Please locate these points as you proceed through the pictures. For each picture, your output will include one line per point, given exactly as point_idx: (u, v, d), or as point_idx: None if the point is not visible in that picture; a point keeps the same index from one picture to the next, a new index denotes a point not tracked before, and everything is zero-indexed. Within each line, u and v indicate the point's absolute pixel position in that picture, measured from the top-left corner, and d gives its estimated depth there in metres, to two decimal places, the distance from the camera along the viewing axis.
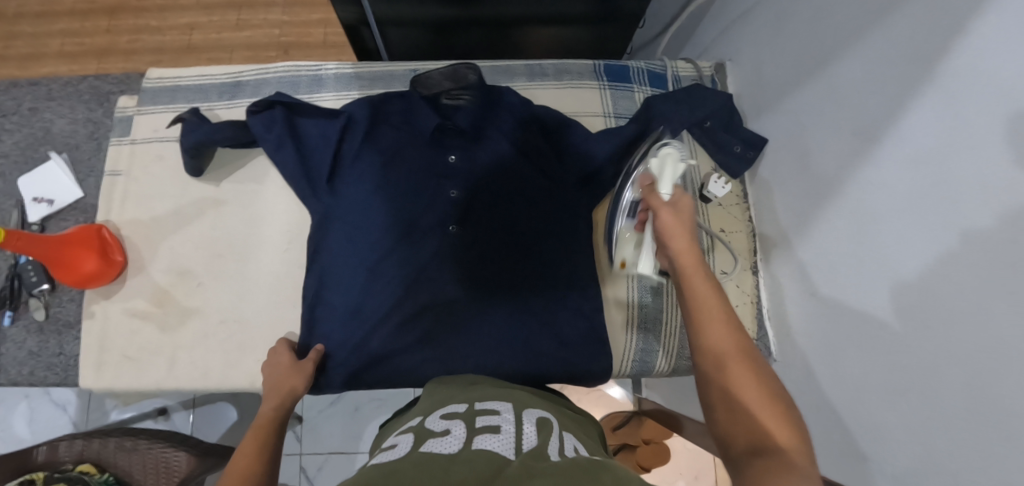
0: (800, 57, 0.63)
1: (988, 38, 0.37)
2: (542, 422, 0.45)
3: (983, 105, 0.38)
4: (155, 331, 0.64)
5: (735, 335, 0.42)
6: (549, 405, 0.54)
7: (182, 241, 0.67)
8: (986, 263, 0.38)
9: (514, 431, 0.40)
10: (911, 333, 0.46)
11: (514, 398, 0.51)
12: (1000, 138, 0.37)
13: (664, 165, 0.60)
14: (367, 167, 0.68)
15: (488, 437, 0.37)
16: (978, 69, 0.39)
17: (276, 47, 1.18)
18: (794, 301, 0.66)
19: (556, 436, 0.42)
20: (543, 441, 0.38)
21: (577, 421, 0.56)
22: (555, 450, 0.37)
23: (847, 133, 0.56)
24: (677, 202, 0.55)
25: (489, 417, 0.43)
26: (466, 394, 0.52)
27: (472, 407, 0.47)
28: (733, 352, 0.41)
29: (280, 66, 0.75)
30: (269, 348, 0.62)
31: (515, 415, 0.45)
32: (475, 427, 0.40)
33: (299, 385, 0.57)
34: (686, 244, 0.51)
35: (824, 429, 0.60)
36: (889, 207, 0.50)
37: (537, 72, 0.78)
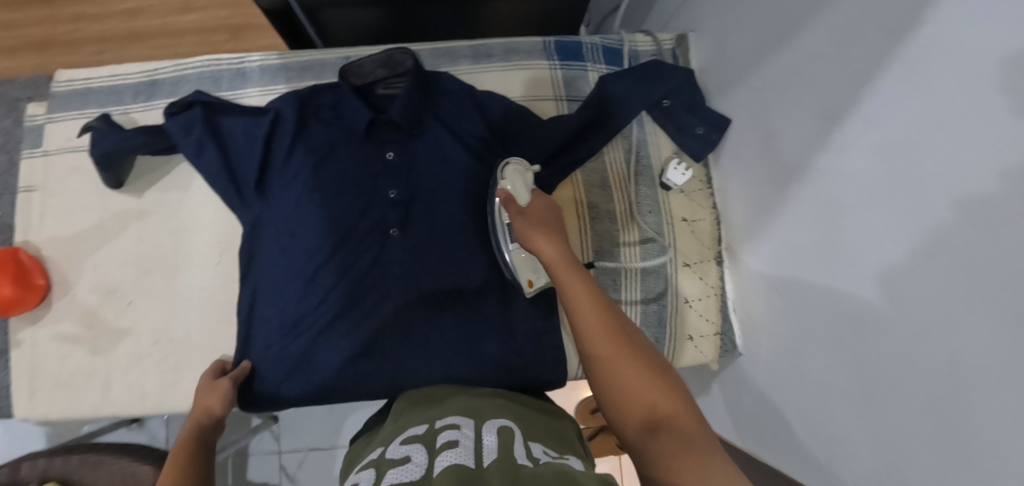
0: (761, 29, 0.57)
1: (967, 12, 0.32)
2: (506, 429, 0.41)
3: (963, 88, 0.33)
4: (86, 355, 0.61)
5: (612, 329, 0.43)
6: (517, 415, 0.49)
7: (107, 258, 0.63)
8: (957, 270, 0.35)
9: (474, 444, 0.36)
10: (876, 337, 0.44)
11: (478, 410, 0.47)
12: (979, 126, 0.32)
13: (515, 178, 0.57)
14: (298, 170, 0.64)
15: (449, 455, 0.34)
16: (952, 47, 0.34)
17: (225, 29, 1.02)
18: (759, 294, 0.63)
19: (521, 445, 0.38)
20: (506, 449, 0.35)
21: (546, 423, 0.51)
22: (518, 458, 0.34)
23: (811, 116, 0.50)
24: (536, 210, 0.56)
25: (450, 433, 0.40)
26: (426, 414, 0.48)
27: (432, 428, 0.43)
28: (611, 346, 0.42)
29: (198, 60, 0.68)
30: (204, 371, 0.60)
31: (477, 428, 0.41)
32: (436, 448, 0.37)
33: (216, 405, 0.55)
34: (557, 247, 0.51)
35: (788, 428, 0.58)
36: (855, 199, 0.45)
37: (481, 54, 0.72)
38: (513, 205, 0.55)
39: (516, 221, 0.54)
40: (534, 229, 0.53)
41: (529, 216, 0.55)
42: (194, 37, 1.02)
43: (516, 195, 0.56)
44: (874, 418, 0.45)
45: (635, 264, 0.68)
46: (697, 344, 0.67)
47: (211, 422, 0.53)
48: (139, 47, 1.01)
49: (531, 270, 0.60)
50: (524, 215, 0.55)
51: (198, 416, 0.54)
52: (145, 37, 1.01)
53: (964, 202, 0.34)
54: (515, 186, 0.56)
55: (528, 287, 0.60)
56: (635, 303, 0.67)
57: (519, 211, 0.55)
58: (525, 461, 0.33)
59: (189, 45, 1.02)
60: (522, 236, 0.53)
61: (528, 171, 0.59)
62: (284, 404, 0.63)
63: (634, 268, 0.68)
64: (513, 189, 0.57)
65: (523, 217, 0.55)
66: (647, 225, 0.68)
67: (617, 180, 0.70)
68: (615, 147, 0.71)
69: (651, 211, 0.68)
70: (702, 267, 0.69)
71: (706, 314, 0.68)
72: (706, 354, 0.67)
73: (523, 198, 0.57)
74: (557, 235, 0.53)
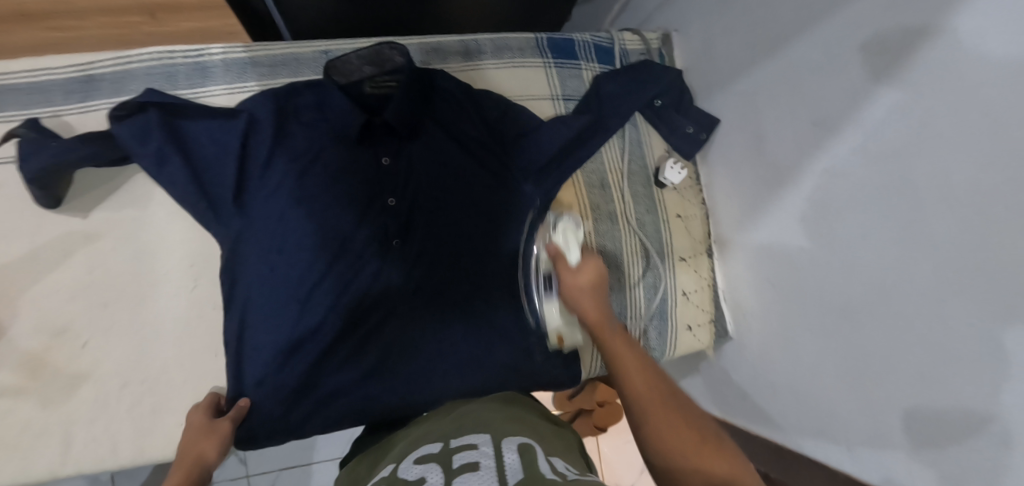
0: (754, 35, 0.60)
1: (960, 38, 0.36)
2: (527, 448, 0.35)
3: (954, 106, 0.38)
4: (35, 408, 0.52)
5: (651, 375, 0.40)
6: (535, 431, 0.43)
7: (49, 291, 0.53)
8: (957, 269, 0.39)
9: (496, 464, 0.30)
10: (867, 323, 0.49)
11: (498, 425, 0.41)
12: (971, 141, 0.36)
13: (567, 235, 0.59)
14: (283, 180, 0.57)
15: (467, 477, 0.28)
16: (950, 67, 0.37)
17: None
18: (750, 285, 0.67)
19: (547, 463, 0.32)
20: (532, 468, 0.29)
21: (565, 437, 0.45)
22: (547, 476, 0.28)
23: (806, 122, 0.54)
24: (584, 265, 0.57)
25: (466, 453, 0.34)
26: (441, 431, 0.42)
27: (448, 445, 0.37)
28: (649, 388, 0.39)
29: (146, 52, 0.58)
30: (193, 408, 0.53)
31: (498, 445, 0.35)
32: (451, 468, 0.31)
33: (208, 451, 0.48)
34: (594, 305, 0.52)
35: (780, 405, 0.63)
36: (848, 200, 0.50)
37: (473, 50, 0.69)
38: (563, 260, 0.56)
39: (566, 276, 0.55)
40: (580, 282, 0.54)
41: (579, 275, 0.55)
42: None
43: (566, 250, 0.57)
44: (866, 395, 0.50)
45: (637, 262, 0.70)
46: (694, 332, 0.71)
47: (206, 468, 0.46)
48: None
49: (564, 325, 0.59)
50: (574, 273, 0.55)
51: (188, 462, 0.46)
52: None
53: (958, 207, 0.38)
54: (568, 243, 0.58)
55: (558, 340, 0.61)
56: (639, 299, 0.69)
57: (568, 267, 0.56)
58: (554, 477, 0.28)
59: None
60: (569, 293, 0.54)
61: (577, 231, 0.60)
62: (282, 436, 0.58)
63: (636, 265, 0.70)
64: (564, 244, 0.58)
65: (573, 273, 0.55)
66: (645, 222, 0.71)
67: (615, 179, 0.71)
68: (611, 146, 0.72)
69: (648, 209, 0.71)
70: (696, 260, 0.72)
71: (700, 304, 0.72)
72: (702, 340, 0.72)
73: (573, 255, 0.57)
74: (603, 300, 0.53)
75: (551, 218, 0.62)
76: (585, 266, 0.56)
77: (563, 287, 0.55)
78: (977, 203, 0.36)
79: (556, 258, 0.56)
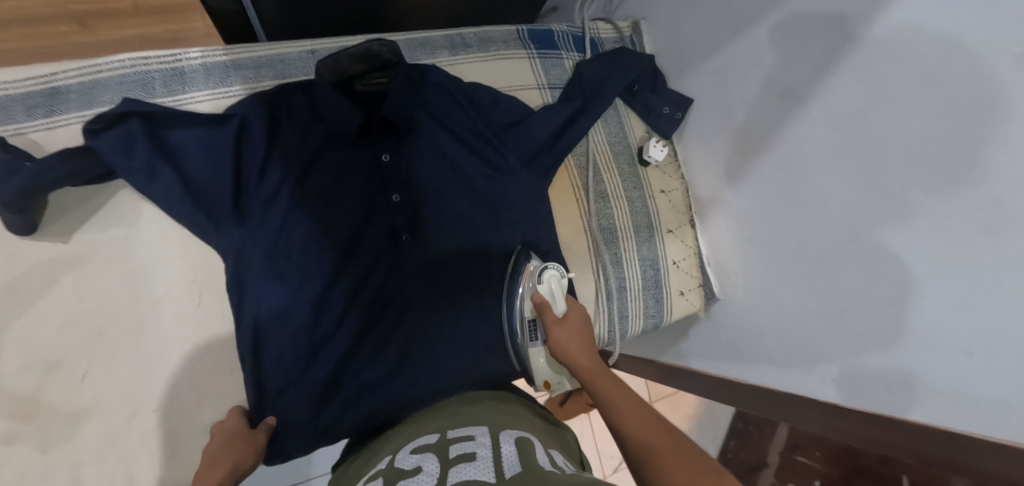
0: (719, 20, 0.67)
1: (913, 12, 0.44)
2: (523, 440, 0.40)
3: (908, 73, 0.45)
4: (34, 451, 0.48)
5: (648, 415, 0.42)
6: (527, 423, 0.48)
7: (34, 324, 0.50)
8: (916, 206, 0.47)
9: (492, 454, 0.35)
10: (843, 267, 0.57)
11: (491, 419, 0.45)
12: (925, 99, 0.44)
13: (552, 286, 0.59)
14: (280, 185, 0.56)
15: (464, 468, 0.33)
16: (908, 38, 0.45)
17: (67, 19, 0.79)
18: (731, 247, 0.74)
19: (541, 455, 0.37)
20: (528, 459, 0.34)
21: (552, 434, 0.50)
22: (542, 467, 0.33)
23: (774, 95, 0.61)
24: (569, 317, 0.59)
25: (463, 443, 0.38)
26: (437, 423, 0.46)
27: (444, 436, 0.41)
28: (650, 429, 0.40)
29: (114, 59, 0.55)
30: (227, 414, 0.54)
31: (492, 437, 0.40)
32: (449, 459, 0.36)
33: (247, 459, 0.49)
34: (585, 355, 0.54)
35: (766, 351, 0.71)
36: (817, 160, 0.57)
37: (460, 44, 0.71)
38: (550, 312, 0.58)
39: (553, 329, 0.57)
40: (568, 332, 0.57)
41: (565, 326, 0.58)
42: (25, 28, 0.77)
43: (553, 301, 0.59)
44: (845, 329, 0.58)
45: (631, 236, 0.74)
46: (687, 296, 0.78)
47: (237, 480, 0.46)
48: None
49: (552, 372, 0.63)
50: (561, 323, 0.58)
51: (227, 472, 0.46)
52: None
53: (919, 157, 0.46)
54: (553, 291, 0.59)
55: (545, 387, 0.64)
56: (636, 271, 0.74)
57: (555, 318, 0.58)
58: (551, 470, 0.33)
59: (18, 37, 0.77)
60: (555, 343, 0.56)
61: (563, 277, 0.61)
62: (313, 444, 0.56)
63: (630, 239, 0.74)
64: (551, 295, 0.59)
65: (559, 324, 0.58)
66: (634, 199, 0.76)
67: (604, 161, 0.76)
68: (598, 131, 0.76)
69: (635, 187, 0.76)
70: (681, 231, 0.79)
71: (689, 270, 0.78)
72: (693, 303, 0.78)
73: (560, 305, 0.59)
74: (590, 348, 0.56)
75: (534, 264, 0.62)
76: (570, 319, 0.59)
77: (551, 339, 0.57)
78: (940, 148, 0.44)
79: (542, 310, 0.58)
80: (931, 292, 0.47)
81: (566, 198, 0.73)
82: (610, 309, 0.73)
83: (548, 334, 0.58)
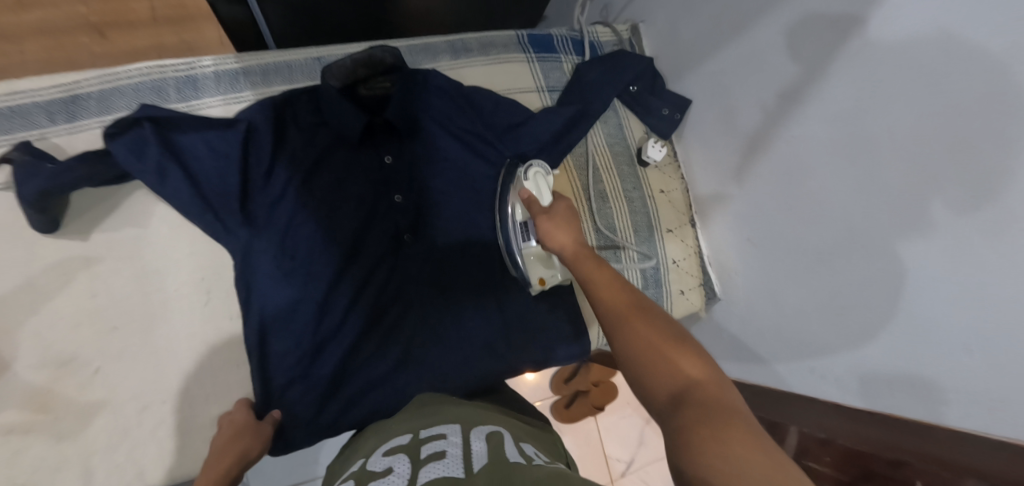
0: (715, 22, 0.68)
1: (903, 12, 0.45)
2: (493, 436, 0.41)
3: (900, 70, 0.46)
4: (50, 442, 0.50)
5: (630, 300, 0.43)
6: (504, 420, 0.49)
7: (50, 321, 0.52)
8: (914, 200, 0.47)
9: (462, 452, 0.36)
10: (841, 265, 0.57)
11: (465, 417, 0.46)
12: (925, 96, 0.44)
13: (539, 182, 0.60)
14: (286, 187, 0.58)
15: (435, 467, 0.34)
16: (901, 36, 0.45)
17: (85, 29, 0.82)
18: (731, 246, 0.74)
19: (511, 449, 0.38)
20: (496, 453, 0.35)
21: (529, 430, 0.50)
22: (509, 460, 0.34)
23: (770, 95, 0.62)
24: (558, 209, 0.58)
25: (435, 443, 0.39)
26: (413, 422, 0.47)
27: (416, 436, 0.42)
28: (631, 313, 0.42)
29: (134, 67, 0.58)
30: (234, 405, 0.55)
31: (464, 435, 0.41)
32: (420, 459, 0.36)
33: (253, 447, 0.50)
34: (574, 243, 0.53)
35: (768, 349, 0.71)
36: (814, 158, 0.57)
37: (461, 49, 0.73)
38: (537, 206, 0.58)
39: (541, 220, 0.56)
40: (558, 223, 0.56)
41: (553, 216, 0.56)
42: (43, 41, 0.80)
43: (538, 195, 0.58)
44: (845, 325, 0.58)
45: (630, 235, 0.75)
46: (687, 296, 0.78)
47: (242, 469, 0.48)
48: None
49: (545, 267, 0.62)
50: (549, 215, 0.57)
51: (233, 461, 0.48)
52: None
53: (914, 152, 0.46)
54: (540, 187, 0.60)
55: (540, 285, 0.63)
56: (636, 271, 0.74)
57: (543, 211, 0.57)
58: (517, 462, 0.34)
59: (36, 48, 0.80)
60: (544, 234, 0.55)
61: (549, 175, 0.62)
62: (317, 438, 0.58)
63: (629, 238, 0.75)
64: (537, 191, 0.60)
65: (546, 215, 0.57)
66: (633, 199, 0.76)
67: (603, 162, 0.76)
68: (596, 133, 0.77)
69: (634, 187, 0.77)
70: (681, 231, 0.79)
71: (690, 270, 0.78)
72: (694, 302, 0.79)
73: (546, 200, 0.59)
74: (580, 236, 0.54)
75: (521, 168, 0.63)
76: (560, 212, 0.57)
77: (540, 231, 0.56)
78: (935, 144, 0.44)
79: (530, 205, 0.58)
80: (933, 288, 0.47)
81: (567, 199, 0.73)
82: None
83: (537, 228, 0.57)
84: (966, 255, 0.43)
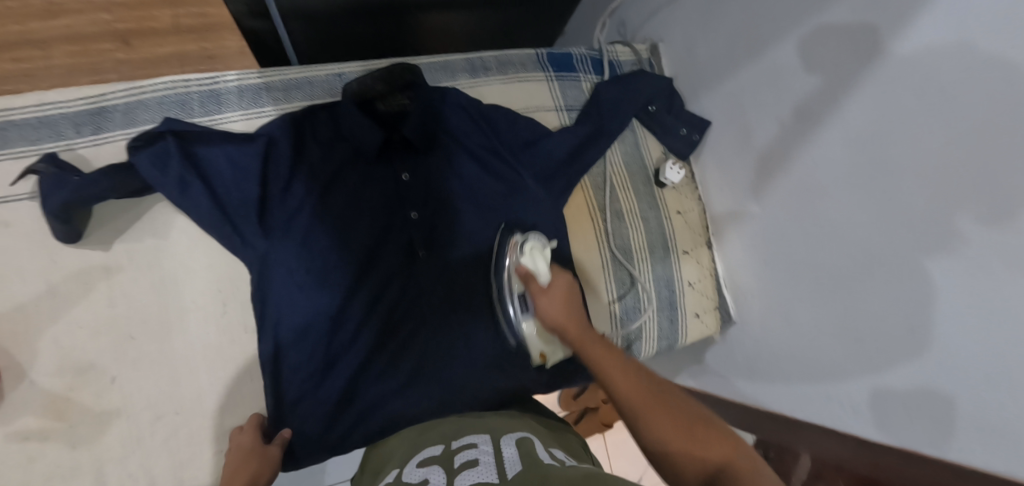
0: (735, 44, 0.68)
1: (925, 37, 0.43)
2: (523, 439, 0.42)
3: (923, 97, 0.45)
4: (63, 450, 0.51)
5: (641, 380, 0.42)
6: (530, 426, 0.49)
7: (69, 329, 0.53)
8: (940, 233, 0.46)
9: (494, 459, 0.37)
10: (862, 294, 0.56)
11: (492, 426, 0.47)
12: (947, 128, 0.43)
13: (535, 258, 0.58)
14: (304, 201, 0.58)
15: (470, 474, 0.35)
16: (924, 64, 0.44)
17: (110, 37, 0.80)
18: (747, 269, 0.73)
19: (542, 452, 0.39)
20: (528, 457, 0.36)
21: (556, 436, 0.51)
22: (542, 463, 0.35)
23: (790, 117, 0.61)
24: (554, 283, 0.55)
25: (467, 451, 0.40)
26: (440, 432, 0.47)
27: (447, 447, 0.43)
28: (647, 395, 0.40)
29: (159, 82, 0.59)
30: (240, 427, 0.55)
31: (494, 442, 0.41)
32: (454, 468, 0.37)
33: (265, 471, 0.50)
34: (573, 319, 0.51)
35: (785, 377, 0.69)
36: (834, 183, 0.56)
37: (479, 66, 0.73)
38: (533, 281, 0.55)
39: (537, 297, 0.53)
40: (553, 299, 0.53)
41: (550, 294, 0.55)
42: (69, 47, 0.78)
43: (535, 271, 0.56)
44: (867, 357, 0.56)
45: (645, 255, 0.74)
46: (702, 318, 0.77)
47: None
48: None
49: (544, 343, 0.60)
50: (544, 291, 0.54)
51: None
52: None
53: (937, 181, 0.45)
54: (537, 264, 0.57)
55: (541, 359, 0.61)
56: (649, 292, 0.74)
57: (538, 287, 0.55)
58: (550, 465, 0.35)
59: None
60: (542, 314, 0.52)
61: (545, 249, 0.60)
62: (324, 455, 0.58)
63: (644, 259, 0.74)
64: (532, 265, 0.57)
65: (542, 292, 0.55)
66: (649, 219, 0.76)
67: (619, 181, 0.76)
68: (613, 151, 0.77)
69: (650, 207, 0.77)
70: (697, 252, 0.78)
71: (705, 292, 0.77)
72: (709, 325, 0.77)
73: (544, 275, 0.57)
74: (581, 316, 0.52)
75: (517, 236, 0.61)
76: (556, 286, 0.55)
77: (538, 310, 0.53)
78: (960, 174, 0.43)
79: (528, 282, 0.55)
80: (951, 318, 0.46)
81: (583, 217, 0.72)
82: (623, 328, 0.72)
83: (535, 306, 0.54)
84: (991, 291, 0.42)
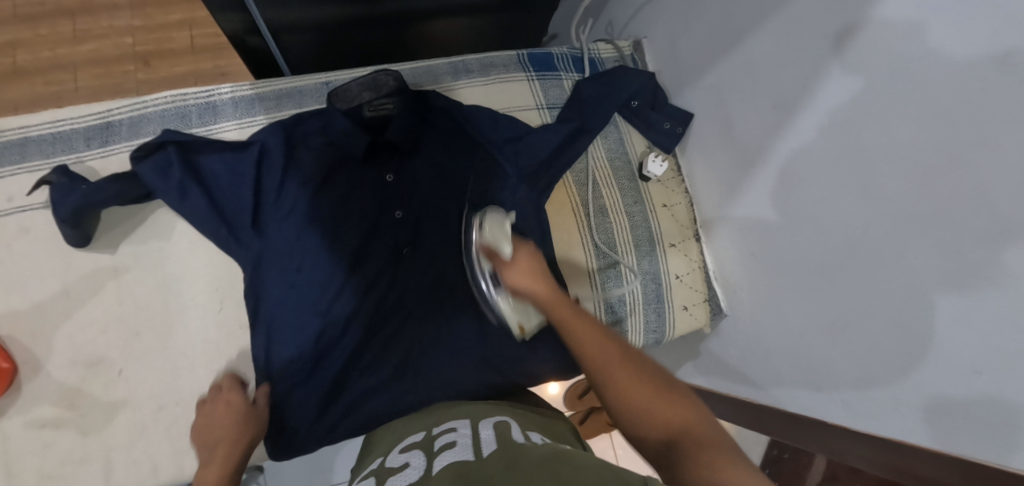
0: (713, 36, 0.69)
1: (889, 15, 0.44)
2: (501, 423, 0.43)
3: (888, 81, 0.45)
4: (75, 437, 0.55)
5: (609, 345, 0.47)
6: (511, 412, 0.50)
7: (81, 327, 0.58)
8: (916, 218, 0.45)
9: (471, 440, 0.38)
10: (845, 281, 0.55)
11: (474, 412, 0.48)
12: (919, 108, 0.43)
13: (495, 232, 0.60)
14: (294, 203, 0.61)
15: (447, 453, 0.36)
16: (889, 45, 0.45)
17: (132, 59, 0.93)
18: (735, 261, 0.73)
19: (518, 434, 0.40)
20: (503, 437, 0.37)
21: (545, 423, 0.52)
22: (516, 443, 0.36)
23: (768, 107, 0.61)
24: (518, 259, 0.58)
25: (446, 435, 0.41)
26: (426, 421, 0.49)
27: (429, 433, 0.44)
28: (612, 358, 0.45)
29: (160, 97, 0.64)
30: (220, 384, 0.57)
31: (473, 426, 0.43)
32: (434, 450, 0.38)
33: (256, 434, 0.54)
34: (546, 289, 0.55)
35: (778, 370, 0.68)
36: (812, 170, 0.56)
37: (462, 69, 0.76)
38: (498, 256, 0.58)
39: (505, 269, 0.57)
40: (522, 268, 0.57)
41: (517, 265, 0.57)
42: (93, 69, 0.91)
43: (498, 246, 0.59)
44: (855, 345, 0.55)
45: (630, 249, 0.75)
46: (691, 312, 0.76)
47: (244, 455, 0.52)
48: (28, 84, 0.88)
49: (520, 314, 0.60)
50: (510, 264, 0.57)
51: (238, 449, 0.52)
52: (32, 73, 0.89)
53: (909, 164, 0.45)
54: (498, 238, 0.59)
55: (520, 331, 0.61)
56: (635, 287, 0.74)
57: (504, 260, 0.58)
58: (523, 444, 0.36)
59: (90, 77, 0.91)
60: (514, 284, 0.56)
61: (504, 224, 0.62)
62: (315, 445, 0.60)
63: (629, 254, 0.74)
64: (495, 240, 0.59)
65: (510, 266, 0.57)
66: (634, 213, 0.76)
67: (603, 176, 0.77)
68: (596, 147, 0.78)
69: (635, 202, 0.77)
70: (685, 245, 0.78)
71: (694, 285, 0.77)
72: (699, 319, 0.77)
73: (506, 249, 0.59)
74: (553, 284, 0.56)
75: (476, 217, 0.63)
76: (521, 261, 0.58)
77: (509, 282, 0.57)
78: (933, 153, 0.42)
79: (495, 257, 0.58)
80: (942, 303, 0.44)
81: (566, 212, 0.74)
82: (610, 322, 0.73)
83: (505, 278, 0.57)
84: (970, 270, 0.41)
